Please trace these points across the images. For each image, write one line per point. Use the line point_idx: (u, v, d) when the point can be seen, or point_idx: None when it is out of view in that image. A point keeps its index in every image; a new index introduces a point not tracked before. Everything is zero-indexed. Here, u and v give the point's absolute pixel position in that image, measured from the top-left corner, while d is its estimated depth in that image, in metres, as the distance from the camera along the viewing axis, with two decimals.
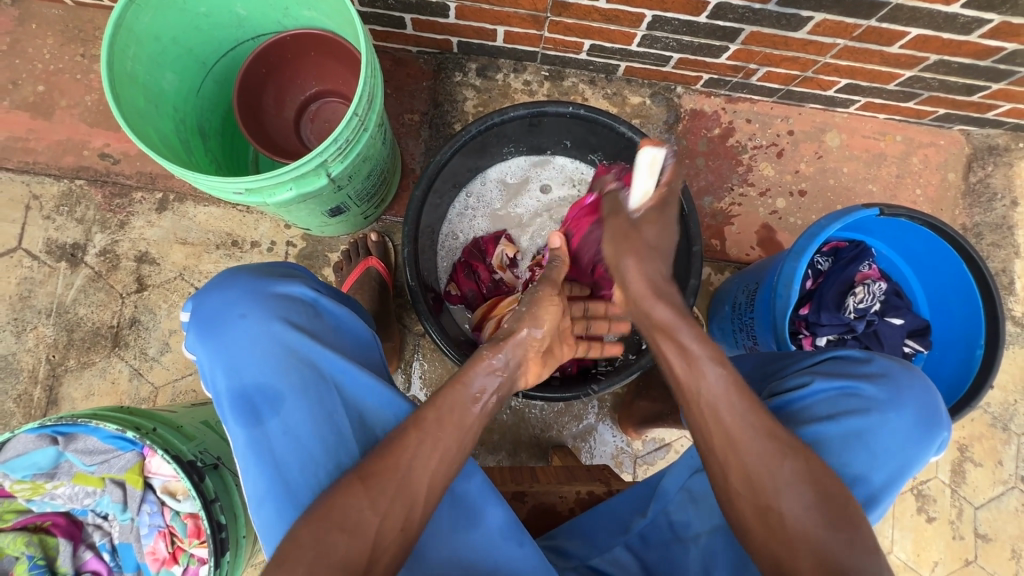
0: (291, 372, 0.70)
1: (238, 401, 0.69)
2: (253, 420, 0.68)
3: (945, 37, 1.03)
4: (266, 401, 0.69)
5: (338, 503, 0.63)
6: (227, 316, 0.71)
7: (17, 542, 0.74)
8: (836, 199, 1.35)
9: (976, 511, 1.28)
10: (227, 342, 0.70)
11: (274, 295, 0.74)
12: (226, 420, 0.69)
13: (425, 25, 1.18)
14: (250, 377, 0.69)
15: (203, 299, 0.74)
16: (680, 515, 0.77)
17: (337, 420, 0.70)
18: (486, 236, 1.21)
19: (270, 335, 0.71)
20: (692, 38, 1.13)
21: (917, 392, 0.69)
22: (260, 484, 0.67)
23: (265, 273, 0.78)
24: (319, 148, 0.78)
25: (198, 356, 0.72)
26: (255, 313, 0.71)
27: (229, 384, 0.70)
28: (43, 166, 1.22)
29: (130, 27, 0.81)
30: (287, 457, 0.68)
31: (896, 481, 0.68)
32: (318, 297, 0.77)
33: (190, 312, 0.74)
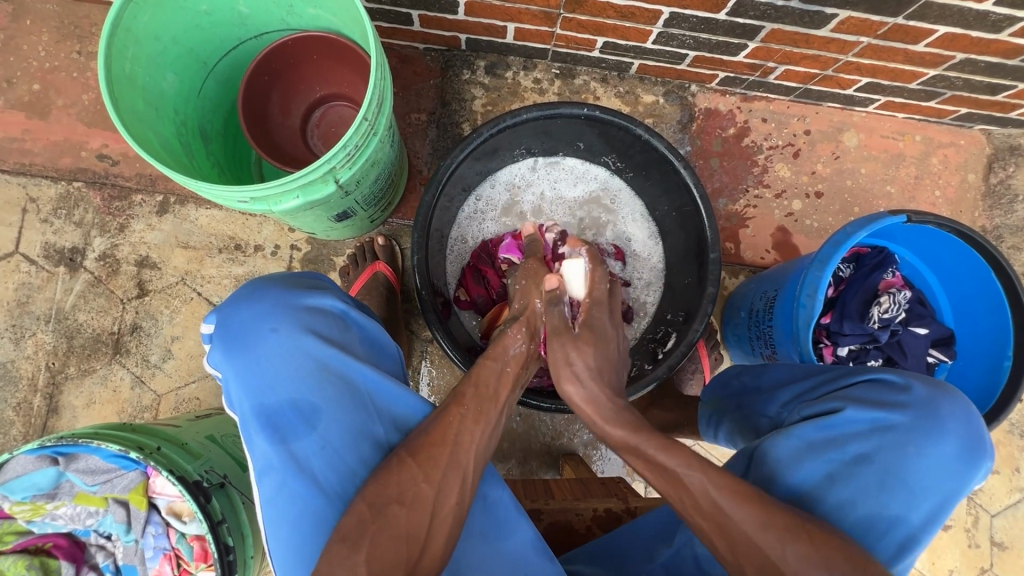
0: (325, 385, 0.67)
1: (269, 417, 0.66)
2: (283, 436, 0.65)
3: (974, 35, 0.99)
4: (298, 416, 0.66)
5: (381, 498, 0.62)
6: (257, 330, 0.69)
7: (18, 565, 0.72)
8: (854, 201, 1.31)
9: (992, 519, 1.26)
10: (256, 357, 0.68)
11: (304, 308, 0.71)
12: (253, 441, 0.66)
13: (433, 22, 1.14)
14: (282, 393, 0.67)
15: (229, 313, 0.71)
16: (707, 550, 0.72)
17: (369, 433, 0.68)
18: (495, 238, 1.17)
19: (302, 349, 0.68)
20: (710, 36, 1.09)
21: (956, 424, 0.66)
22: (293, 501, 0.64)
23: (292, 285, 0.75)
24: (327, 156, 0.75)
25: (224, 373, 0.69)
26: (286, 326, 0.69)
27: (256, 403, 0.66)
28: (40, 167, 1.18)
29: (129, 27, 0.77)
30: (320, 471, 0.65)
31: (934, 518, 0.65)
32: (347, 309, 0.74)
33: (216, 327, 0.71)
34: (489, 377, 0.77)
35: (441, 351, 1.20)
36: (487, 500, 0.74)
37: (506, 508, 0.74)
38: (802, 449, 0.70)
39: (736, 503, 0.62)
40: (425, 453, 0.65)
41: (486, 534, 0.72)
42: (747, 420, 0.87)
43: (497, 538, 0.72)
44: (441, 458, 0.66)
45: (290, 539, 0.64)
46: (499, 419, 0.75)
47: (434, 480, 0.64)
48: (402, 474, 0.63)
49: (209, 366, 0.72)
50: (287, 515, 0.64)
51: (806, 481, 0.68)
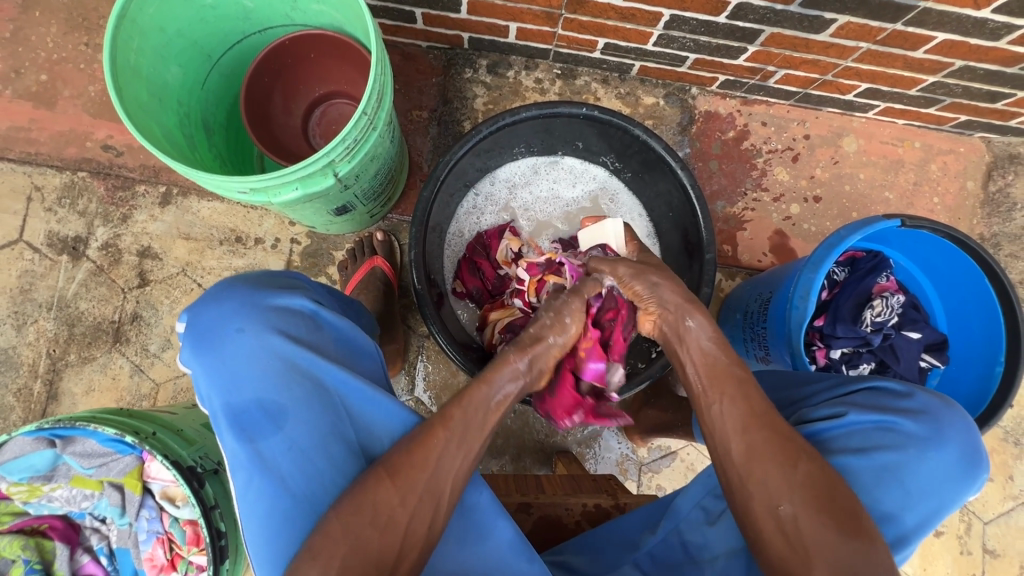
0: (293, 385, 0.68)
1: (236, 416, 0.67)
2: (250, 434, 0.66)
3: (973, 43, 1.00)
4: (264, 416, 0.67)
5: (353, 515, 0.62)
6: (223, 331, 0.70)
7: (14, 546, 0.73)
8: (851, 206, 1.31)
9: (984, 527, 1.26)
10: (223, 356, 0.69)
11: (271, 307, 0.72)
12: (224, 438, 0.67)
13: (436, 20, 1.15)
14: (248, 392, 0.68)
15: (197, 313, 0.72)
16: (694, 535, 0.74)
17: (340, 433, 0.68)
18: (491, 229, 1.18)
19: (267, 349, 0.69)
20: (710, 39, 1.10)
21: (956, 434, 0.67)
22: (261, 499, 0.65)
23: (263, 285, 0.76)
24: (325, 149, 0.76)
25: (194, 371, 0.70)
26: (253, 326, 0.70)
27: (226, 401, 0.68)
28: (45, 157, 1.20)
29: (134, 19, 0.78)
30: (287, 471, 0.65)
31: (926, 522, 0.66)
32: (317, 309, 0.75)
33: (186, 327, 0.72)
34: (474, 398, 0.71)
35: (438, 346, 1.21)
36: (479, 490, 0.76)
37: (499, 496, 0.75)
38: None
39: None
40: (403, 475, 0.64)
41: (478, 519, 0.73)
42: None
43: (487, 526, 0.73)
44: (418, 481, 0.64)
45: (262, 537, 0.65)
46: (484, 443, 0.71)
47: (410, 504, 0.63)
48: (378, 494, 0.63)
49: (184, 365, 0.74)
50: (256, 513, 0.65)
51: None
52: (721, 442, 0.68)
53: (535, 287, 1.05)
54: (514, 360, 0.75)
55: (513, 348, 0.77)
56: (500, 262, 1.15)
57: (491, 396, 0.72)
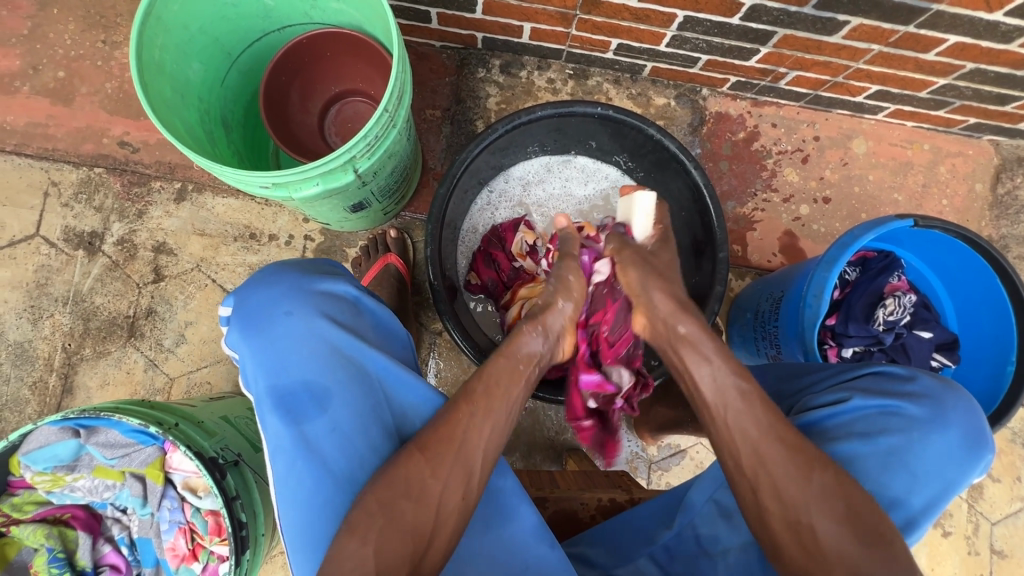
0: (337, 368, 0.69)
1: (281, 398, 0.68)
2: (295, 416, 0.67)
3: (984, 45, 1.01)
4: (309, 398, 0.68)
5: (388, 494, 0.62)
6: (272, 314, 0.72)
7: (37, 534, 0.75)
8: (861, 207, 1.32)
9: (992, 527, 1.26)
10: (271, 338, 0.70)
11: (317, 292, 0.74)
12: (266, 420, 0.68)
13: (451, 20, 1.16)
14: (295, 374, 0.69)
15: (247, 297, 0.74)
16: (708, 529, 0.75)
17: (380, 417, 0.69)
18: (505, 223, 1.18)
19: (313, 332, 0.70)
20: (723, 40, 1.11)
21: (960, 416, 0.68)
22: (303, 482, 0.66)
23: (307, 271, 0.78)
24: (347, 145, 0.77)
25: (241, 353, 0.72)
26: (300, 309, 0.72)
27: (272, 383, 0.69)
28: (62, 152, 1.21)
29: (159, 16, 0.79)
30: (330, 454, 0.66)
31: (934, 504, 0.66)
32: (360, 296, 0.77)
33: (235, 310, 0.75)
34: (497, 370, 0.74)
35: (450, 343, 1.22)
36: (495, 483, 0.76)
37: (516, 490, 0.75)
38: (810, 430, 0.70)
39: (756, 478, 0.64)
40: (432, 449, 0.65)
41: (497, 511, 0.74)
42: None
43: (503, 520, 0.73)
44: (448, 455, 0.65)
45: (299, 520, 0.65)
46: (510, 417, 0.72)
47: (441, 476, 0.64)
48: (409, 469, 0.63)
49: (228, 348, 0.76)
50: (298, 495, 0.65)
51: None
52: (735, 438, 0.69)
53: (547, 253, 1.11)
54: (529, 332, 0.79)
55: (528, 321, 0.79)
56: (515, 255, 1.15)
57: (510, 364, 0.75)
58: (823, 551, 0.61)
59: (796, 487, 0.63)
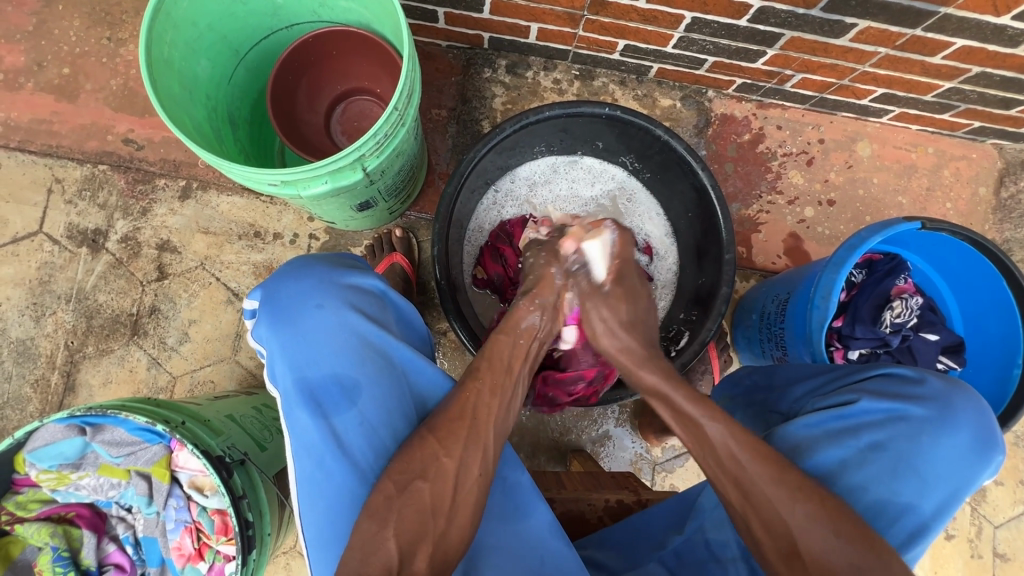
0: (367, 362, 0.69)
1: (311, 392, 0.67)
2: (324, 410, 0.67)
3: (990, 49, 1.01)
4: (340, 392, 0.67)
5: (405, 475, 0.63)
6: (303, 306, 0.71)
7: (42, 533, 0.74)
8: (865, 210, 1.32)
9: (995, 531, 1.26)
10: (302, 330, 0.69)
11: (347, 286, 0.74)
12: (292, 414, 0.67)
13: (458, 20, 1.16)
14: (326, 367, 0.68)
15: (274, 289, 0.73)
16: (718, 534, 0.74)
17: (404, 410, 0.70)
18: (514, 219, 1.19)
19: (345, 324, 0.70)
20: (730, 42, 1.11)
21: (969, 417, 0.67)
22: (329, 476, 0.65)
23: (335, 264, 0.78)
24: (357, 143, 0.77)
25: (268, 346, 0.70)
26: (331, 302, 0.71)
27: (300, 376, 0.68)
28: (66, 149, 1.21)
29: (169, 12, 0.79)
30: (359, 447, 0.67)
31: (945, 508, 0.66)
32: (386, 290, 0.78)
33: (262, 301, 0.73)
34: (502, 349, 0.79)
35: (454, 343, 1.22)
36: (504, 485, 0.76)
37: (524, 491, 0.75)
38: (818, 435, 0.70)
39: (769, 482, 0.64)
40: (445, 430, 0.67)
41: (504, 514, 0.74)
42: (757, 416, 0.88)
43: (510, 525, 0.73)
44: (461, 433, 0.67)
45: (324, 514, 0.65)
46: (513, 398, 0.76)
47: (455, 454, 0.65)
48: (424, 451, 0.65)
49: (253, 340, 0.74)
50: (323, 489, 0.65)
51: (817, 472, 0.68)
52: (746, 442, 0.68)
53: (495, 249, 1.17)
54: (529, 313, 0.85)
55: (524, 297, 0.86)
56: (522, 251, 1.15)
57: (512, 342, 0.81)
58: (833, 555, 0.61)
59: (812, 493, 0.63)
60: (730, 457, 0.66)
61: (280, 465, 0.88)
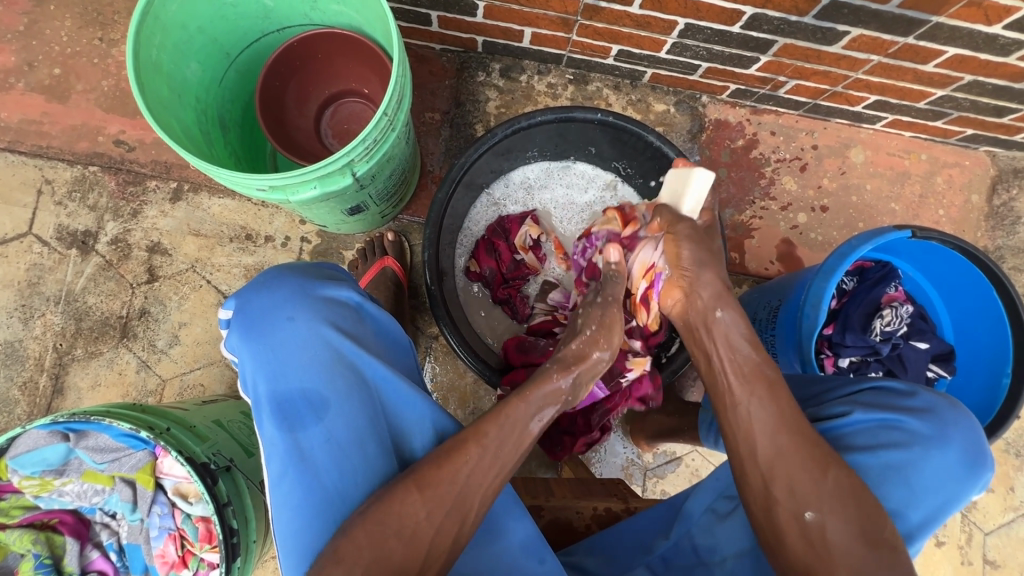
0: (337, 376, 0.69)
1: (280, 405, 0.68)
2: (292, 424, 0.67)
3: (982, 58, 1.01)
4: (308, 406, 0.68)
5: (379, 524, 0.61)
6: (274, 318, 0.70)
7: (23, 540, 0.74)
8: (859, 216, 1.32)
9: (985, 537, 1.26)
10: (272, 343, 0.69)
11: (321, 298, 0.73)
12: (263, 426, 0.68)
13: (451, 23, 1.16)
14: (295, 381, 0.68)
15: (248, 299, 0.73)
16: (705, 539, 0.75)
17: (375, 427, 0.69)
18: (512, 215, 1.17)
19: (315, 338, 0.70)
20: (723, 48, 1.11)
21: (962, 434, 0.67)
22: (296, 491, 0.65)
23: (312, 274, 0.77)
24: (345, 148, 0.76)
25: (241, 356, 0.70)
26: (303, 315, 0.70)
27: (270, 388, 0.68)
28: (56, 150, 1.20)
29: (157, 15, 0.78)
30: (324, 464, 0.66)
31: (931, 519, 0.66)
32: (363, 302, 0.76)
33: (235, 311, 0.73)
34: (513, 415, 0.69)
35: (446, 347, 1.22)
36: None
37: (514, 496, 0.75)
38: None
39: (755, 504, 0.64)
40: (432, 488, 0.63)
41: (497, 516, 0.74)
42: None
43: (499, 529, 0.73)
44: (447, 495, 0.63)
45: (290, 528, 0.65)
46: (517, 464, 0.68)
47: (436, 519, 0.62)
48: (405, 504, 0.62)
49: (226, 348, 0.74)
50: (290, 503, 0.65)
51: None
52: (734, 448, 0.68)
53: (507, 275, 1.16)
54: (554, 372, 0.73)
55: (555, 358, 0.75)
56: (518, 247, 1.15)
57: (530, 412, 0.70)
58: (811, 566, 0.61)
59: (809, 497, 0.62)
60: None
61: None
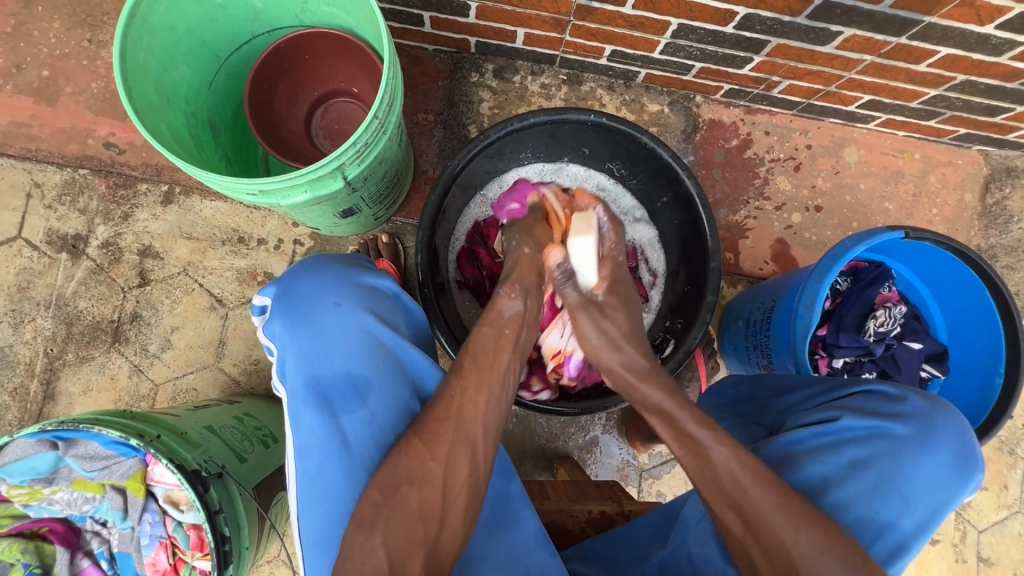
0: (378, 361, 0.70)
1: (321, 389, 0.68)
2: (333, 408, 0.67)
3: (974, 58, 1.01)
4: (350, 391, 0.68)
5: (391, 480, 0.63)
6: (321, 302, 0.71)
7: (12, 549, 0.74)
8: (852, 216, 1.32)
9: (979, 535, 1.27)
10: (318, 326, 0.69)
11: (363, 286, 0.75)
12: (300, 410, 0.68)
13: (444, 24, 1.15)
14: (338, 365, 0.68)
15: (293, 284, 0.73)
16: (702, 549, 0.73)
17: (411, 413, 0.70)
18: (488, 219, 1.17)
19: (359, 323, 0.70)
20: (717, 48, 1.11)
21: (949, 438, 0.68)
22: (335, 474, 0.66)
23: (350, 264, 0.78)
24: (336, 151, 0.76)
25: (283, 340, 0.70)
26: (349, 301, 0.72)
27: (312, 372, 0.68)
28: (46, 153, 1.19)
29: (144, 17, 0.77)
30: (365, 446, 0.67)
31: (925, 526, 0.66)
32: (400, 292, 0.78)
33: (279, 295, 0.73)
34: (487, 344, 0.74)
35: (440, 349, 1.21)
36: (496, 490, 0.77)
37: (510, 500, 0.76)
38: (802, 452, 0.70)
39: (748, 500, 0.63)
40: (431, 432, 0.65)
41: (491, 524, 0.73)
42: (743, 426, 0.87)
43: (492, 536, 0.72)
44: (445, 434, 0.65)
45: (324, 512, 0.65)
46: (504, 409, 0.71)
47: (441, 457, 0.64)
48: (411, 455, 0.64)
49: (264, 335, 0.74)
50: (327, 487, 0.65)
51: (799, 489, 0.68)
52: None
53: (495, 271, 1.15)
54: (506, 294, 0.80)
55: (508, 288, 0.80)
56: (495, 249, 1.14)
57: (499, 338, 0.75)
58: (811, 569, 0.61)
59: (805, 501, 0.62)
60: (730, 466, 0.65)
61: (263, 476, 0.87)
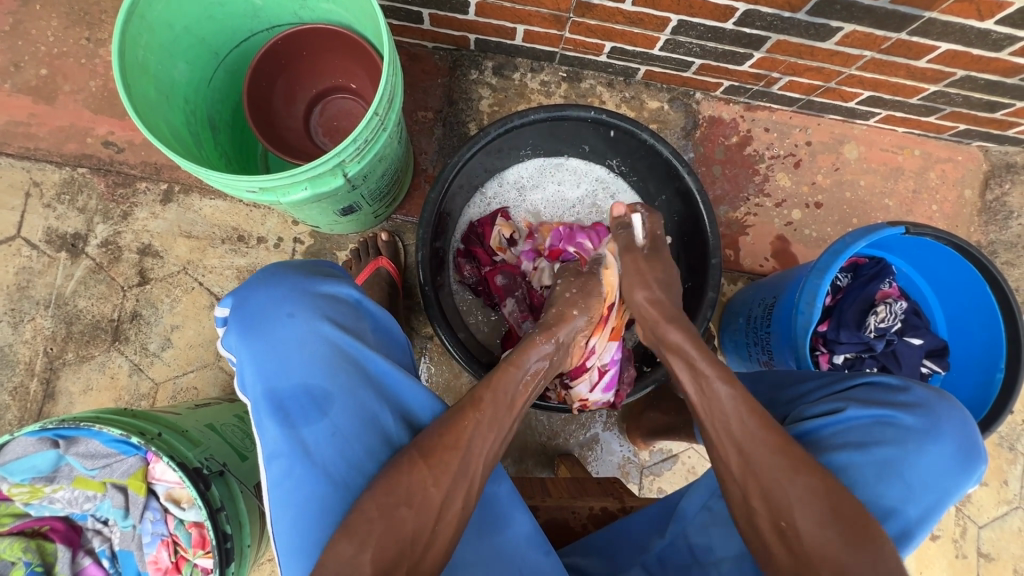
0: (338, 371, 0.68)
1: (279, 402, 0.67)
2: (293, 421, 0.66)
3: (974, 53, 1.01)
4: (310, 402, 0.67)
5: (389, 498, 0.62)
6: (274, 315, 0.70)
7: (14, 547, 0.74)
8: (852, 212, 1.32)
9: (979, 530, 1.27)
10: (272, 340, 0.69)
11: (320, 295, 0.73)
12: (260, 424, 0.67)
13: (443, 21, 1.15)
14: (295, 377, 0.68)
15: (245, 297, 0.72)
16: (700, 539, 0.74)
17: (378, 421, 0.69)
18: (481, 218, 1.16)
19: (316, 334, 0.69)
20: (717, 44, 1.10)
21: (954, 427, 0.68)
22: (300, 487, 0.64)
23: (309, 273, 0.77)
24: (336, 149, 0.75)
25: (238, 356, 0.70)
26: (303, 312, 0.70)
27: (270, 386, 0.68)
28: (44, 152, 1.18)
29: (143, 14, 0.77)
30: (330, 458, 0.65)
31: (929, 515, 0.66)
32: (362, 299, 0.76)
33: (232, 310, 0.72)
34: (504, 381, 0.76)
35: (441, 347, 1.21)
36: (491, 489, 0.76)
37: (506, 499, 0.75)
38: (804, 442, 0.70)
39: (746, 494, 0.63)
40: (436, 457, 0.65)
41: (490, 521, 0.73)
42: None
43: (492, 534, 0.72)
44: (452, 463, 0.65)
45: (293, 526, 0.64)
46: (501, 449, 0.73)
47: (443, 486, 0.64)
48: (413, 476, 0.63)
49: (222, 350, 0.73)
50: (292, 501, 0.64)
51: None
52: (727, 443, 0.68)
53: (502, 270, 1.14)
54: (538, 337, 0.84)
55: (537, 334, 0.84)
56: (495, 249, 1.14)
57: (519, 377, 0.78)
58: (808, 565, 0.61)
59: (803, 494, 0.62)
60: None
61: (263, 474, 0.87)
